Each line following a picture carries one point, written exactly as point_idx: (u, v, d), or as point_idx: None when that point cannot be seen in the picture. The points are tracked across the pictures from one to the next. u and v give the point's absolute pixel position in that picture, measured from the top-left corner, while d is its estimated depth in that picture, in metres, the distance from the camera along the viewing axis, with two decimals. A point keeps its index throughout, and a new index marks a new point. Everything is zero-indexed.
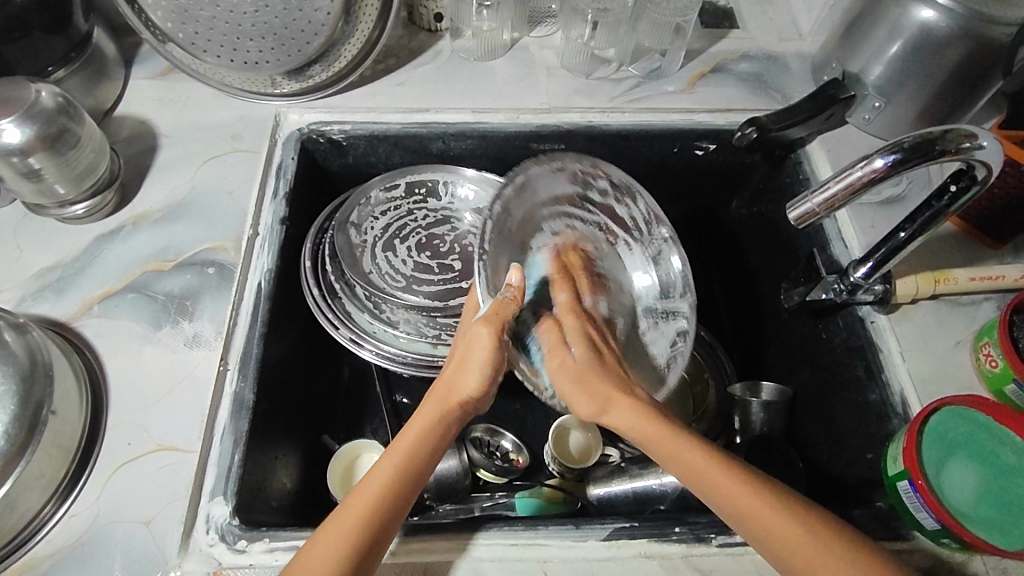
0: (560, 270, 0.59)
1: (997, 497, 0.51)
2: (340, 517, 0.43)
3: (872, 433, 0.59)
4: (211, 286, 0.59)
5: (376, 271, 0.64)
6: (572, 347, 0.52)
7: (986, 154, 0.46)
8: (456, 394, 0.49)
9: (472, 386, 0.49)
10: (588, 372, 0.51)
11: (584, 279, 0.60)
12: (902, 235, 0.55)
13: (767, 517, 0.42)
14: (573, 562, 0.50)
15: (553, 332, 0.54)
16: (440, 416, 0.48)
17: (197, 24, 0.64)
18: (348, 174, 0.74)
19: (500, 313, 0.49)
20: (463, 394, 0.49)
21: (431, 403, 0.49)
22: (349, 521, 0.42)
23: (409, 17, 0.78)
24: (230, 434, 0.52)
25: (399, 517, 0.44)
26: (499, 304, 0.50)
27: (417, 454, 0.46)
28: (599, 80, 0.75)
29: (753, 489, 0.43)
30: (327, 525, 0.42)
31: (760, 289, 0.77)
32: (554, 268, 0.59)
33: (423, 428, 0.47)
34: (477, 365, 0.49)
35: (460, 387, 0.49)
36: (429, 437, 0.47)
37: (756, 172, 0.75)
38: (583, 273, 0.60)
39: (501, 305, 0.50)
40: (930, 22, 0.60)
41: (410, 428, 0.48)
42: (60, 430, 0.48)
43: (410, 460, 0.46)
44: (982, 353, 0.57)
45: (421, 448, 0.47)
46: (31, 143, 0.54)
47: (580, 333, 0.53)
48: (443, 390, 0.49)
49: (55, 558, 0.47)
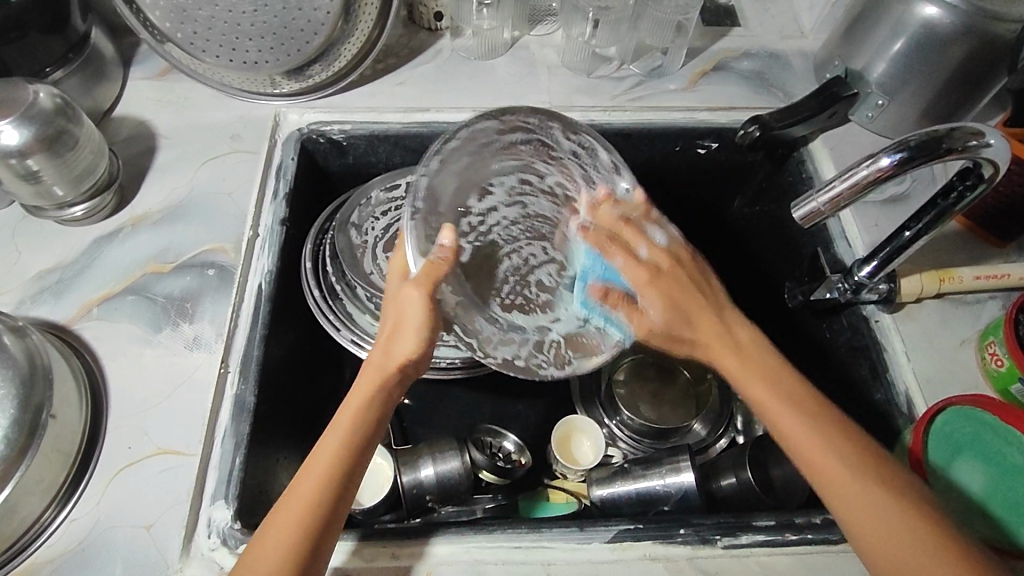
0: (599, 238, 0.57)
1: (1005, 497, 0.51)
2: (285, 507, 0.43)
3: (876, 434, 0.59)
4: (211, 288, 0.59)
5: (377, 272, 0.63)
6: (648, 303, 0.52)
7: (993, 153, 0.46)
8: (393, 360, 0.47)
9: (408, 351, 0.47)
10: (676, 331, 0.51)
11: (635, 232, 0.56)
12: (907, 234, 0.55)
13: (866, 506, 0.42)
14: (578, 565, 0.49)
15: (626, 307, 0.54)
16: (382, 384, 0.46)
17: (195, 24, 0.63)
18: (349, 175, 0.74)
19: (428, 273, 0.48)
20: (399, 360, 0.47)
21: (367, 376, 0.47)
22: (290, 511, 0.42)
23: (409, 16, 0.77)
24: (231, 436, 0.52)
25: (346, 496, 0.44)
26: (435, 264, 0.48)
27: (354, 433, 0.45)
28: (600, 79, 0.75)
29: (854, 477, 0.43)
30: (274, 516, 0.43)
31: (762, 288, 0.77)
32: (593, 237, 0.58)
33: (358, 405, 0.46)
34: (409, 331, 0.47)
35: (395, 354, 0.47)
36: (366, 411, 0.46)
37: (758, 171, 0.75)
38: (620, 223, 0.57)
39: (434, 264, 0.48)
40: (934, 19, 0.59)
41: (350, 401, 0.46)
42: (59, 434, 0.48)
43: (347, 439, 0.45)
44: (987, 352, 0.57)
45: (360, 424, 0.45)
46: (29, 145, 0.53)
47: (660, 295, 0.51)
48: (380, 357, 0.47)
49: (55, 563, 0.46)
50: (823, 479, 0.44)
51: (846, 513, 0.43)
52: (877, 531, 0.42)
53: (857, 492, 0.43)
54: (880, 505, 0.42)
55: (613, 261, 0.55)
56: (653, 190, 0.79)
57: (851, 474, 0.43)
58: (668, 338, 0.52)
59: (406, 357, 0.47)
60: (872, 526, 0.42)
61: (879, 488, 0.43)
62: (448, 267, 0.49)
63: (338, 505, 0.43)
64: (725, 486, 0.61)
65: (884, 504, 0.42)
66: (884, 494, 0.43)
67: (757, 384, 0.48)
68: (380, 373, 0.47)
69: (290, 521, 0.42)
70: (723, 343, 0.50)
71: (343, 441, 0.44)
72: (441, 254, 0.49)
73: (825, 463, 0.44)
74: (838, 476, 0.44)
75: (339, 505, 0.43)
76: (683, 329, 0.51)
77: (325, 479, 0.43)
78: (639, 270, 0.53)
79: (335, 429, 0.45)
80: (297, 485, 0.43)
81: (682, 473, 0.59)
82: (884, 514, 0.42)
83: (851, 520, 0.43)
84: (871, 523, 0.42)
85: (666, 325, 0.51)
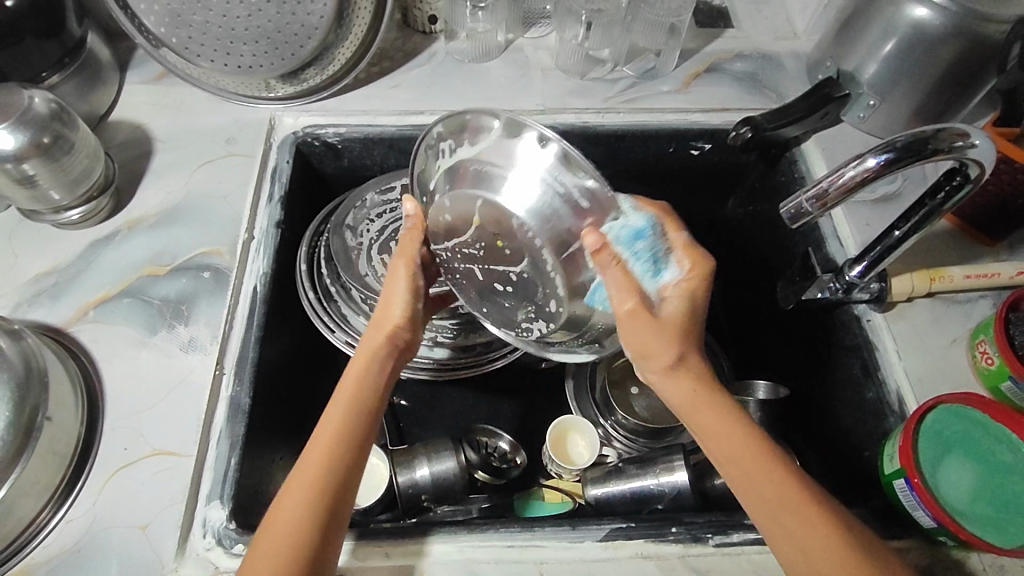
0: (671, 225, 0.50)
1: (994, 495, 0.51)
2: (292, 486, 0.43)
3: (868, 432, 0.59)
4: (206, 291, 0.59)
5: (372, 274, 0.62)
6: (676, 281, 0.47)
7: (978, 153, 0.46)
8: (384, 332, 0.49)
9: (398, 322, 0.49)
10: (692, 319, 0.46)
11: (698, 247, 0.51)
12: (896, 233, 0.55)
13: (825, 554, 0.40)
14: (571, 564, 0.50)
15: (625, 271, 0.46)
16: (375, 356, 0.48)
17: (189, 29, 0.64)
18: (344, 177, 0.75)
19: (412, 250, 0.51)
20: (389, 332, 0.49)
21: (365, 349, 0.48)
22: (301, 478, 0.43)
23: (403, 20, 0.78)
24: (227, 437, 0.52)
25: (352, 465, 0.44)
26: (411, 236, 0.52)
27: (355, 405, 0.46)
28: (593, 80, 0.75)
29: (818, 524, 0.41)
30: (281, 501, 0.42)
31: (754, 288, 0.77)
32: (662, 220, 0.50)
33: (356, 379, 0.47)
34: (398, 304, 0.50)
35: (385, 325, 0.49)
36: (364, 385, 0.47)
37: (751, 171, 0.75)
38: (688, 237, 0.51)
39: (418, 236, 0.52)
40: (923, 20, 0.60)
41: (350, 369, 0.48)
42: (55, 437, 0.48)
43: (348, 409, 0.45)
44: (978, 351, 0.57)
45: (360, 394, 0.46)
46: (24, 149, 0.54)
47: (694, 288, 0.47)
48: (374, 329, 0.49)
49: (51, 564, 0.47)
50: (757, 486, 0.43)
51: (773, 527, 0.42)
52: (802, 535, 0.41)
53: (782, 500, 0.42)
54: (809, 505, 0.42)
55: (669, 243, 0.49)
56: (647, 191, 0.79)
57: (789, 481, 0.42)
58: (666, 341, 0.45)
59: (397, 328, 0.49)
60: (793, 529, 0.41)
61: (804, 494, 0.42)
62: (422, 232, 0.52)
63: (345, 476, 0.43)
64: (719, 485, 0.61)
65: (812, 510, 0.42)
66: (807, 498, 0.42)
67: (717, 418, 0.44)
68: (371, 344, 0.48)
69: (298, 500, 0.42)
70: (696, 394, 0.45)
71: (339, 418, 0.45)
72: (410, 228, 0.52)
73: (753, 477, 0.43)
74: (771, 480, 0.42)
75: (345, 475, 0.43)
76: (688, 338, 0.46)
77: (332, 448, 0.44)
78: (691, 266, 0.48)
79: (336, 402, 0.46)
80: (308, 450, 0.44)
81: (675, 472, 0.60)
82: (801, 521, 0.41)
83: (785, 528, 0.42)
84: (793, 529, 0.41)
85: (681, 320, 0.45)
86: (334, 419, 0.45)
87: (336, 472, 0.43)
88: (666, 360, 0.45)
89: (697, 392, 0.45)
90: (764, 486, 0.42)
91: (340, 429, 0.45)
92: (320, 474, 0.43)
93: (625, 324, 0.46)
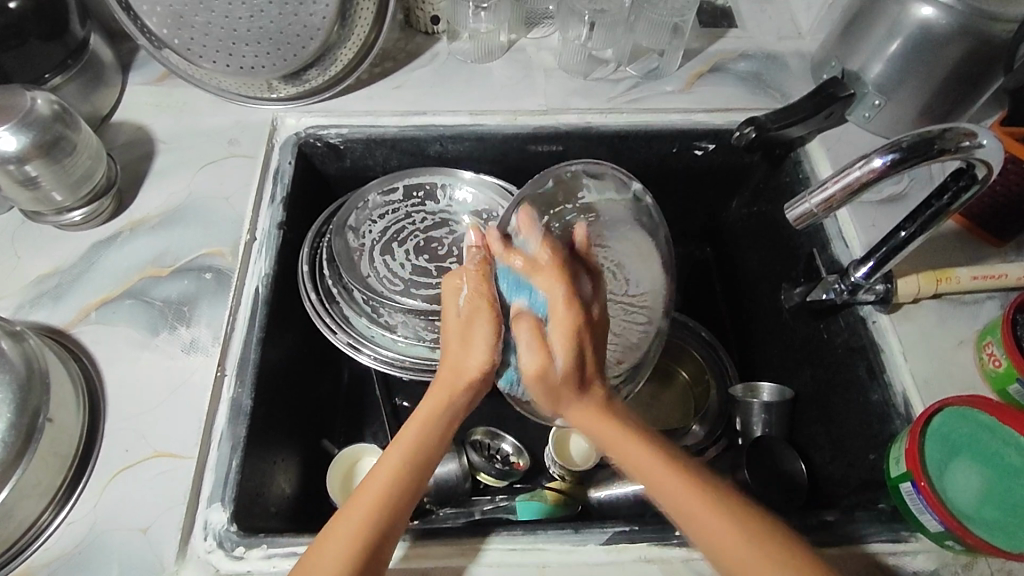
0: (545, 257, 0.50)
1: (1000, 499, 0.50)
2: (350, 508, 0.42)
3: (874, 435, 0.58)
4: (208, 292, 0.59)
5: (373, 275, 0.63)
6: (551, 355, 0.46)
7: (986, 153, 0.46)
8: (464, 378, 0.48)
9: (481, 367, 0.48)
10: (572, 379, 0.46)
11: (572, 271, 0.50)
12: (902, 234, 0.55)
13: None
14: (573, 567, 0.49)
15: (537, 338, 0.47)
16: (453, 395, 0.48)
17: (192, 30, 0.64)
18: (346, 178, 0.74)
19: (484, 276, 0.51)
20: (471, 376, 0.48)
21: (443, 388, 0.48)
22: (353, 516, 0.42)
23: (406, 21, 0.78)
24: (228, 440, 0.52)
25: (415, 490, 0.44)
26: (476, 270, 0.51)
27: (425, 438, 0.46)
28: (597, 81, 0.75)
29: None
30: (334, 521, 0.42)
31: (749, 289, 0.78)
32: (534, 261, 0.50)
33: (433, 409, 0.47)
34: (480, 347, 0.49)
35: (467, 368, 0.48)
36: (435, 425, 0.46)
37: (756, 171, 0.75)
38: (566, 262, 0.51)
39: (483, 268, 0.51)
40: (930, 19, 0.59)
41: (424, 405, 0.47)
42: (57, 438, 0.48)
43: (419, 442, 0.45)
44: (985, 353, 0.56)
45: (431, 430, 0.46)
46: (27, 150, 0.54)
47: (568, 355, 0.46)
48: (453, 368, 0.49)
49: (52, 566, 0.46)
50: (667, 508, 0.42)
51: None
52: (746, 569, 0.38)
53: None
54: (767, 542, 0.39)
55: (545, 296, 0.48)
56: (651, 193, 0.79)
57: None
58: (560, 390, 0.46)
59: (479, 373, 0.48)
60: None
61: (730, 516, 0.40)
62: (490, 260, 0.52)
63: (405, 501, 0.43)
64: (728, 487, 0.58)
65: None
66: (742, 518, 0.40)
67: (620, 442, 0.45)
68: (450, 385, 0.48)
69: (353, 526, 0.41)
70: (595, 418, 0.46)
71: (413, 444, 0.45)
72: (474, 258, 0.52)
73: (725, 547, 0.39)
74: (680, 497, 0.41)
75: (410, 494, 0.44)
76: (578, 383, 0.46)
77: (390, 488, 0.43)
78: (563, 342, 0.46)
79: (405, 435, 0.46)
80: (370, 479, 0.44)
81: None
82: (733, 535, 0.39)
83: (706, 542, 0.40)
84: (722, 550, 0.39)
85: (569, 373, 0.46)
86: (405, 446, 0.45)
87: (395, 499, 0.43)
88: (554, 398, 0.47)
89: (596, 421, 0.46)
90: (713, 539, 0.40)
91: (410, 454, 0.45)
92: (384, 496, 0.42)
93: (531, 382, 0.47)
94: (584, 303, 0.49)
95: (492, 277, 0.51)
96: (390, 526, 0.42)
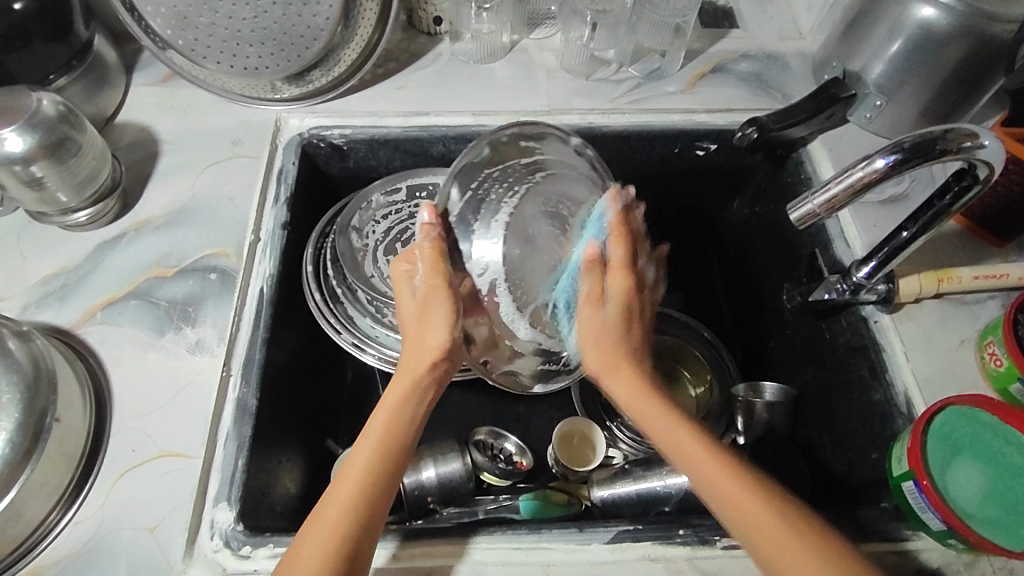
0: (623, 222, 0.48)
1: (1003, 498, 0.50)
2: (322, 513, 0.43)
3: (876, 434, 0.59)
4: (213, 292, 0.59)
5: (378, 275, 0.63)
6: (609, 309, 0.47)
7: (988, 154, 0.46)
8: (424, 362, 0.47)
9: (439, 350, 0.47)
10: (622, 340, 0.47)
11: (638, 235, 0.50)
12: (904, 235, 0.55)
13: None
14: (577, 566, 0.50)
15: (598, 290, 0.47)
16: (414, 384, 0.46)
17: (196, 31, 0.64)
18: (350, 178, 0.74)
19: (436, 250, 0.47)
20: (431, 360, 0.47)
21: (403, 378, 0.47)
22: (324, 523, 0.42)
23: (409, 21, 0.78)
24: (234, 440, 0.52)
25: (387, 486, 0.44)
26: (429, 248, 0.47)
27: (391, 433, 0.45)
28: (599, 81, 0.75)
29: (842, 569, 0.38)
30: (310, 527, 0.42)
31: (751, 288, 0.79)
32: (619, 216, 0.48)
33: (395, 402, 0.46)
34: (438, 328, 0.47)
35: (425, 354, 0.47)
36: (399, 417, 0.46)
37: (758, 171, 0.75)
38: (637, 236, 0.50)
39: (437, 246, 0.47)
40: (931, 20, 0.59)
41: (387, 400, 0.46)
42: (64, 438, 0.48)
43: (385, 437, 0.45)
44: (986, 352, 0.57)
45: (394, 425, 0.45)
46: (32, 151, 0.54)
47: (620, 316, 0.47)
48: (413, 355, 0.47)
49: (60, 565, 0.47)
50: (669, 448, 0.45)
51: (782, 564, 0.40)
52: (732, 506, 0.42)
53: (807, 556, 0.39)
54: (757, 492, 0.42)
55: (616, 254, 0.47)
56: (653, 192, 0.79)
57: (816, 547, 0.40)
58: (606, 343, 0.47)
59: (438, 356, 0.47)
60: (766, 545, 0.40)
61: (726, 466, 0.43)
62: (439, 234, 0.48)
63: (380, 495, 0.43)
64: None
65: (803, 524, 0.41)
66: (736, 468, 0.43)
67: (657, 419, 0.45)
68: (412, 373, 0.47)
69: (326, 530, 0.41)
70: (629, 382, 0.46)
71: (377, 441, 0.45)
72: (426, 234, 0.48)
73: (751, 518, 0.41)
74: (683, 441, 0.44)
75: (381, 489, 0.44)
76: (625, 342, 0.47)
77: (359, 486, 0.43)
78: (623, 301, 0.47)
79: (369, 433, 0.45)
80: (339, 483, 0.44)
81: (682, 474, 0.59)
82: (727, 479, 0.42)
83: (700, 482, 0.43)
84: (714, 488, 0.42)
85: (616, 330, 0.47)
86: (370, 445, 0.45)
87: (366, 499, 0.43)
88: (604, 363, 0.47)
89: (636, 391, 0.46)
90: (738, 512, 0.41)
91: (375, 455, 0.44)
92: (352, 497, 0.43)
93: (582, 325, 0.47)
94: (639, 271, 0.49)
95: (446, 255, 0.48)
96: (362, 524, 0.42)
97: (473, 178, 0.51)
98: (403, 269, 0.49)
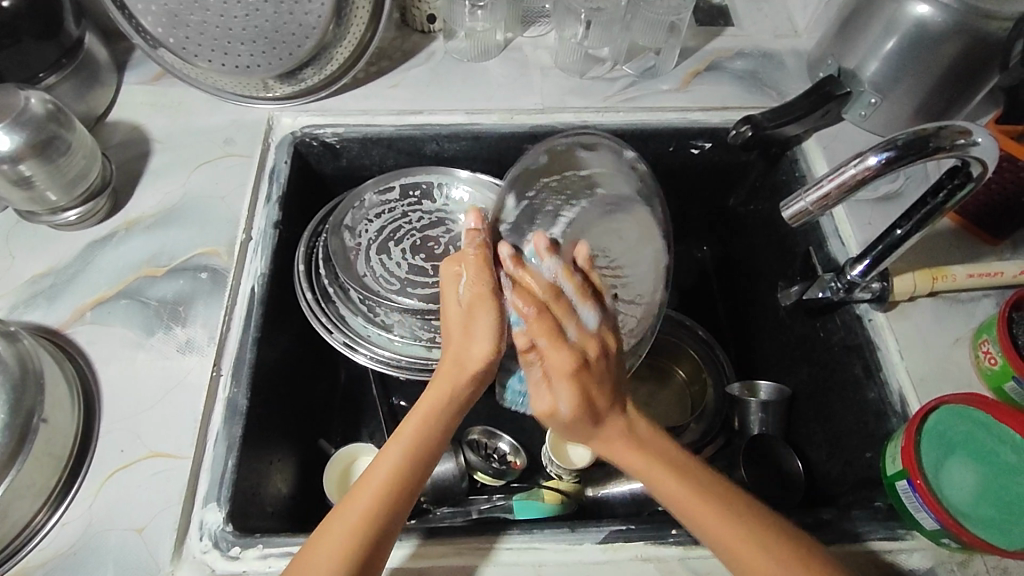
0: (532, 301, 0.47)
1: (996, 496, 0.50)
2: (343, 513, 0.42)
3: (870, 433, 0.58)
4: (203, 292, 0.59)
5: (370, 275, 0.63)
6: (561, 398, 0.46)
7: (981, 151, 0.46)
8: (467, 371, 0.47)
9: (482, 363, 0.47)
10: (586, 421, 0.46)
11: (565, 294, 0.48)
12: (898, 232, 0.55)
13: None
14: (570, 566, 0.49)
15: (540, 374, 0.47)
16: (453, 391, 0.47)
17: (187, 28, 0.64)
18: (342, 177, 0.74)
19: (482, 254, 0.49)
20: (472, 370, 0.47)
21: (443, 383, 0.47)
22: (346, 521, 0.42)
23: (402, 19, 0.78)
24: (223, 440, 0.52)
25: (414, 489, 0.44)
26: (475, 256, 0.49)
27: (422, 438, 0.46)
28: (593, 80, 0.75)
29: None
30: (328, 525, 0.42)
31: (746, 285, 0.78)
32: (519, 297, 0.47)
33: (432, 406, 0.47)
34: (483, 338, 0.47)
35: (468, 365, 0.47)
36: (433, 423, 0.46)
37: (752, 170, 0.75)
38: (549, 295, 0.48)
39: (483, 252, 0.49)
40: (925, 17, 0.59)
41: (423, 403, 0.47)
42: (51, 439, 0.48)
43: (416, 439, 0.45)
44: (981, 350, 0.56)
45: (428, 430, 0.46)
46: (20, 150, 0.54)
47: (572, 395, 0.46)
48: (454, 361, 0.48)
49: (47, 567, 0.46)
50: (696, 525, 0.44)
51: None
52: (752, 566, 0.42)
53: None
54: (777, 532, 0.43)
55: (532, 340, 0.47)
56: None
57: None
58: (574, 428, 0.47)
59: (481, 368, 0.47)
60: None
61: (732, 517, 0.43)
62: (483, 237, 0.51)
63: (399, 507, 0.43)
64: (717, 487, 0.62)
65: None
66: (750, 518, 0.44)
67: (672, 482, 0.45)
68: (451, 379, 0.47)
69: (347, 530, 0.41)
70: (628, 452, 0.47)
71: (409, 444, 0.45)
72: (471, 243, 0.50)
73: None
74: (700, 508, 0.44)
75: (406, 493, 0.44)
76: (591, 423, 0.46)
77: (387, 488, 0.43)
78: (568, 385, 0.46)
79: (402, 435, 0.46)
80: (365, 480, 0.44)
81: None
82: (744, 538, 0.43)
83: (713, 543, 0.43)
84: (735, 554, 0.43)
85: (575, 416, 0.46)
86: (404, 444, 0.45)
87: (391, 503, 0.43)
88: (585, 437, 0.48)
89: (632, 452, 0.47)
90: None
91: (407, 457, 0.45)
92: (379, 497, 0.43)
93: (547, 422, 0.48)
94: (577, 341, 0.47)
95: (491, 262, 0.49)
96: (384, 529, 0.42)
97: (529, 187, 0.54)
98: (449, 271, 0.51)
